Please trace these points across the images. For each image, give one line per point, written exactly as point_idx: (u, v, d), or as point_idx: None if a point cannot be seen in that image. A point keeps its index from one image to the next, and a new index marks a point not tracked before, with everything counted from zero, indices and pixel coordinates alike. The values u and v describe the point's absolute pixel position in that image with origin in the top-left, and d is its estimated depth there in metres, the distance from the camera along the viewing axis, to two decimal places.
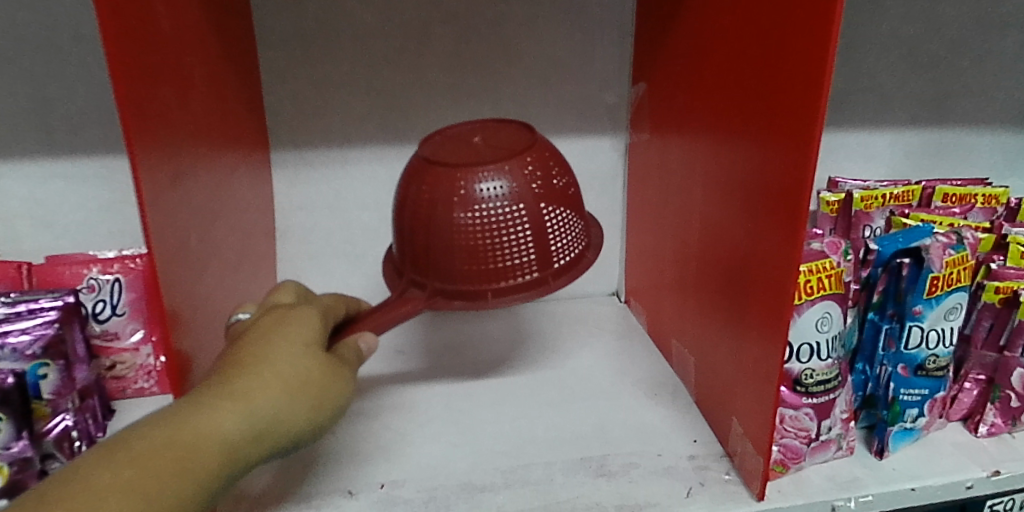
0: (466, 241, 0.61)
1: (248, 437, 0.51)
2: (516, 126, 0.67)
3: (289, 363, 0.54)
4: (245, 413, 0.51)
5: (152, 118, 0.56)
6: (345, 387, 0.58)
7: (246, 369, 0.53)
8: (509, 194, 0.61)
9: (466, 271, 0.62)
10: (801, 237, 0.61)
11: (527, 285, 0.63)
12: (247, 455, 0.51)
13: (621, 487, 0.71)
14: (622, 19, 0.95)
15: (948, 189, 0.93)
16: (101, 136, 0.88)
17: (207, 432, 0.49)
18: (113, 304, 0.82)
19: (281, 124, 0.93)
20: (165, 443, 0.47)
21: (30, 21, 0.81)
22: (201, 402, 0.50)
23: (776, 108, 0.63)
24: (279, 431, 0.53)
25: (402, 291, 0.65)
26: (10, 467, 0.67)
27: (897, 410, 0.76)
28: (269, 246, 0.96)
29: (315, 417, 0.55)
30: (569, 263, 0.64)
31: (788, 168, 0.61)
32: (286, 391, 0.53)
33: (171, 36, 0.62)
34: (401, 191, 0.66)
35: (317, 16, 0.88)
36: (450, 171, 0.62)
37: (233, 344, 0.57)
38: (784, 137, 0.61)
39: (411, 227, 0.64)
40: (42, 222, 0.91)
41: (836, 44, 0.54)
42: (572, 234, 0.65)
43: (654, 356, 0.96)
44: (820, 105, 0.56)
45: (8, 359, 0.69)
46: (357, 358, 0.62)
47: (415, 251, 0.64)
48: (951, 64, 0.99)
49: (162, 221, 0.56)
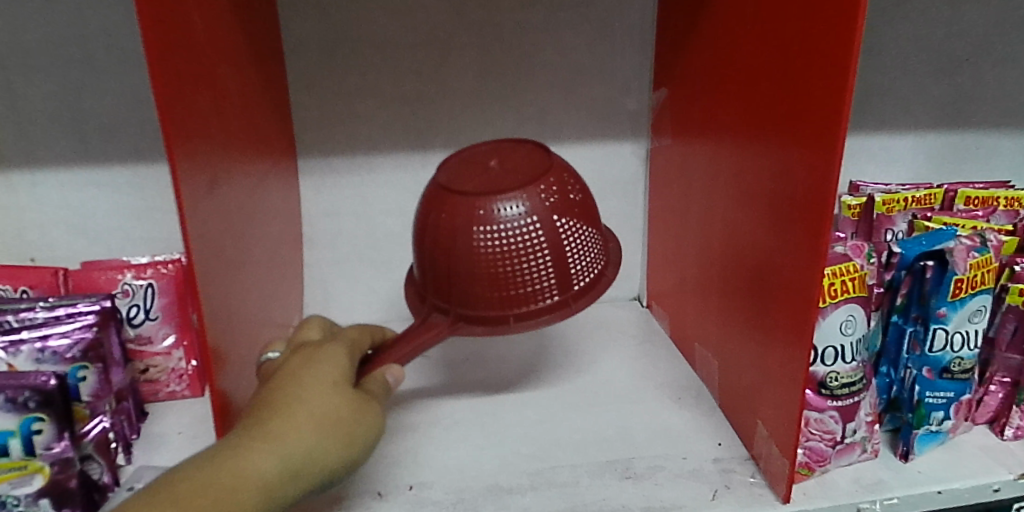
0: (487, 268, 0.62)
1: (285, 477, 0.52)
2: (530, 148, 0.68)
3: (320, 401, 0.55)
4: (280, 454, 0.52)
5: (190, 126, 0.57)
6: (375, 419, 0.59)
7: (279, 411, 0.54)
8: (528, 220, 0.62)
9: (487, 297, 0.63)
10: (821, 259, 0.62)
11: (548, 309, 0.63)
12: (285, 495, 0.52)
13: (647, 490, 0.72)
14: (642, 25, 0.96)
15: (970, 193, 0.93)
16: (133, 143, 0.90)
17: (244, 475, 0.50)
18: (146, 308, 0.84)
19: (308, 132, 0.95)
20: (205, 487, 0.49)
21: (66, 33, 0.84)
22: (237, 446, 0.51)
23: (799, 116, 0.63)
24: (316, 469, 0.54)
25: (426, 317, 0.67)
26: (51, 467, 0.68)
27: (922, 413, 0.77)
28: (297, 252, 0.98)
29: (349, 454, 0.56)
30: (589, 284, 0.65)
31: (811, 175, 0.62)
32: (320, 428, 0.54)
33: (207, 45, 0.63)
34: (421, 217, 0.66)
35: (343, 26, 0.90)
36: (469, 200, 0.62)
37: (264, 385, 0.59)
38: (809, 146, 0.62)
39: (432, 254, 0.65)
40: (77, 229, 0.94)
41: (858, 50, 0.55)
42: (591, 255, 0.66)
43: (676, 359, 0.97)
44: (843, 111, 0.57)
45: (49, 361, 0.72)
46: (385, 391, 0.64)
47: (436, 278, 0.65)
48: (972, 67, 1.00)
49: (201, 226, 0.58)
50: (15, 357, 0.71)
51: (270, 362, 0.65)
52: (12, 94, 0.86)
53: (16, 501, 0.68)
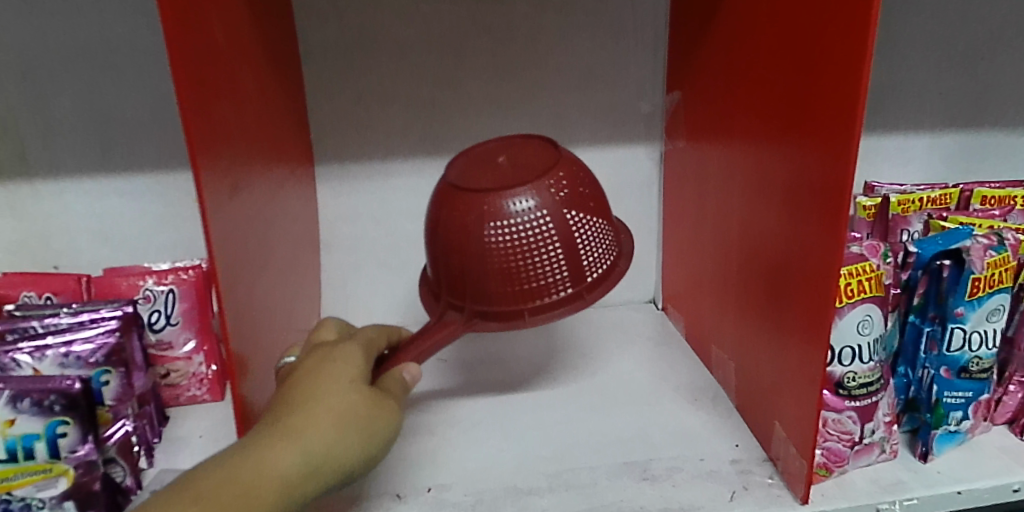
0: (500, 264, 0.63)
1: (305, 473, 0.53)
2: (539, 144, 0.69)
3: (337, 399, 0.56)
4: (298, 451, 0.52)
5: (213, 134, 0.58)
6: (393, 416, 0.59)
7: (297, 408, 0.55)
8: (540, 215, 0.62)
9: (501, 292, 0.64)
10: (840, 247, 0.62)
11: (563, 302, 0.64)
12: (305, 491, 0.53)
13: (665, 491, 0.72)
14: (655, 29, 0.97)
15: (986, 192, 0.93)
16: (154, 152, 0.92)
17: (264, 471, 0.51)
18: (167, 314, 0.86)
19: (325, 138, 0.96)
20: (227, 481, 0.50)
21: (88, 44, 0.85)
22: (257, 443, 0.53)
23: (816, 107, 0.63)
24: (334, 465, 0.54)
25: (441, 315, 0.67)
26: (76, 470, 0.68)
27: (940, 413, 0.76)
28: (315, 257, 0.99)
29: (368, 449, 0.57)
30: (602, 276, 0.65)
31: (827, 166, 0.62)
32: (338, 427, 0.55)
33: (228, 53, 0.65)
34: (432, 217, 0.67)
35: (359, 33, 0.91)
36: (479, 197, 0.63)
37: (283, 382, 0.60)
38: (824, 136, 0.62)
39: (445, 253, 0.65)
40: (99, 237, 0.96)
41: (874, 38, 0.54)
42: (603, 246, 0.66)
43: (692, 361, 0.97)
44: (859, 98, 0.56)
45: (73, 366, 0.73)
46: (403, 389, 0.64)
47: (450, 277, 0.66)
48: (986, 66, 1.00)
49: (223, 230, 0.59)
50: (40, 362, 0.73)
51: (288, 364, 0.65)
52: (36, 105, 0.87)
53: (40, 504, 0.69)
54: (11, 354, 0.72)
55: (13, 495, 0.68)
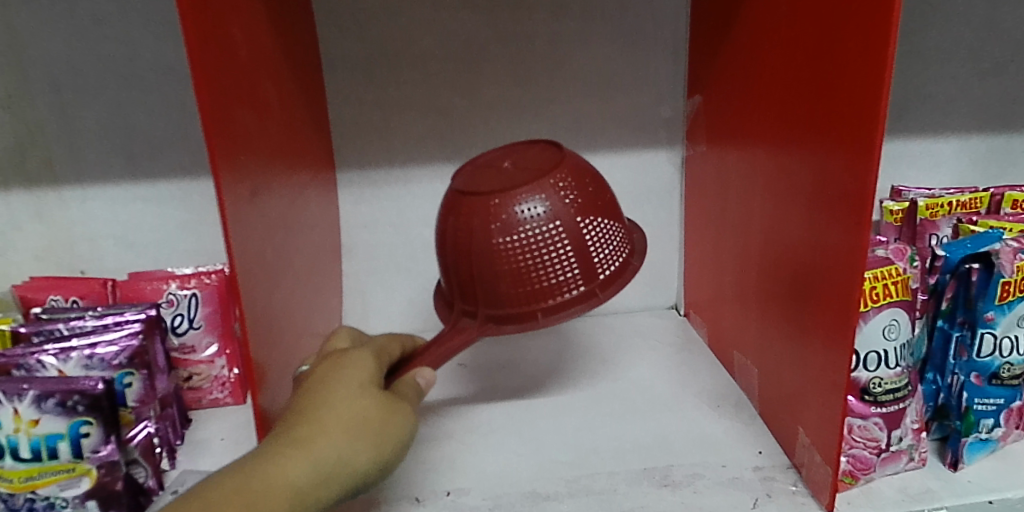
0: (508, 265, 0.62)
1: (315, 482, 0.52)
2: (543, 147, 0.69)
3: (347, 406, 0.56)
4: (308, 460, 0.52)
5: (235, 140, 0.59)
6: (407, 419, 0.59)
7: (306, 417, 0.55)
8: (546, 215, 0.62)
9: (512, 294, 0.63)
10: (866, 233, 0.60)
11: (577, 300, 0.63)
12: (317, 499, 0.53)
13: (685, 497, 0.71)
14: (676, 34, 0.96)
15: (1017, 196, 0.91)
16: (179, 159, 0.93)
17: (273, 480, 0.51)
18: (190, 317, 0.87)
19: (346, 145, 0.97)
20: (236, 490, 0.50)
21: (115, 54, 0.87)
22: (268, 453, 0.53)
23: (837, 96, 0.62)
24: (346, 472, 0.54)
25: (456, 322, 0.67)
26: (98, 470, 0.69)
27: (971, 420, 0.74)
28: (337, 263, 1.00)
29: (380, 455, 0.56)
30: (614, 273, 0.64)
31: (852, 151, 0.60)
32: (347, 434, 0.54)
33: (249, 60, 0.65)
34: (440, 226, 0.67)
35: (381, 41, 0.92)
36: (482, 198, 0.63)
37: (296, 390, 0.60)
38: (848, 122, 0.61)
39: (455, 259, 0.65)
40: (124, 242, 0.97)
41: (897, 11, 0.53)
42: (614, 243, 0.65)
43: (715, 367, 0.96)
44: (884, 74, 0.55)
45: (97, 368, 0.75)
46: (416, 394, 0.64)
47: (461, 282, 0.66)
48: (1018, 68, 0.97)
49: (243, 233, 0.59)
50: (65, 363, 0.74)
51: (301, 373, 0.65)
52: (64, 113, 0.89)
53: (64, 502, 0.70)
54: (36, 355, 0.73)
55: (38, 493, 0.70)
